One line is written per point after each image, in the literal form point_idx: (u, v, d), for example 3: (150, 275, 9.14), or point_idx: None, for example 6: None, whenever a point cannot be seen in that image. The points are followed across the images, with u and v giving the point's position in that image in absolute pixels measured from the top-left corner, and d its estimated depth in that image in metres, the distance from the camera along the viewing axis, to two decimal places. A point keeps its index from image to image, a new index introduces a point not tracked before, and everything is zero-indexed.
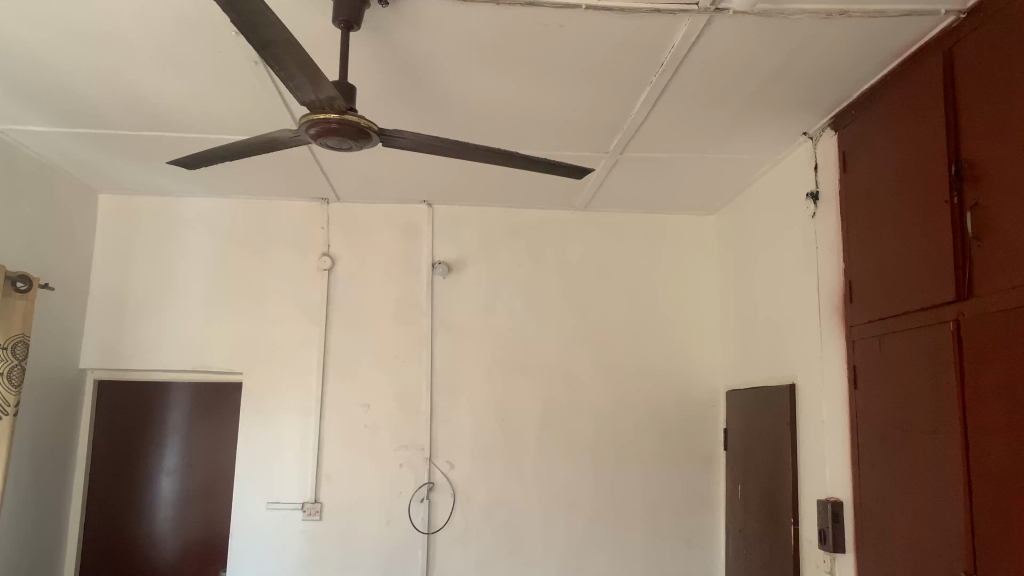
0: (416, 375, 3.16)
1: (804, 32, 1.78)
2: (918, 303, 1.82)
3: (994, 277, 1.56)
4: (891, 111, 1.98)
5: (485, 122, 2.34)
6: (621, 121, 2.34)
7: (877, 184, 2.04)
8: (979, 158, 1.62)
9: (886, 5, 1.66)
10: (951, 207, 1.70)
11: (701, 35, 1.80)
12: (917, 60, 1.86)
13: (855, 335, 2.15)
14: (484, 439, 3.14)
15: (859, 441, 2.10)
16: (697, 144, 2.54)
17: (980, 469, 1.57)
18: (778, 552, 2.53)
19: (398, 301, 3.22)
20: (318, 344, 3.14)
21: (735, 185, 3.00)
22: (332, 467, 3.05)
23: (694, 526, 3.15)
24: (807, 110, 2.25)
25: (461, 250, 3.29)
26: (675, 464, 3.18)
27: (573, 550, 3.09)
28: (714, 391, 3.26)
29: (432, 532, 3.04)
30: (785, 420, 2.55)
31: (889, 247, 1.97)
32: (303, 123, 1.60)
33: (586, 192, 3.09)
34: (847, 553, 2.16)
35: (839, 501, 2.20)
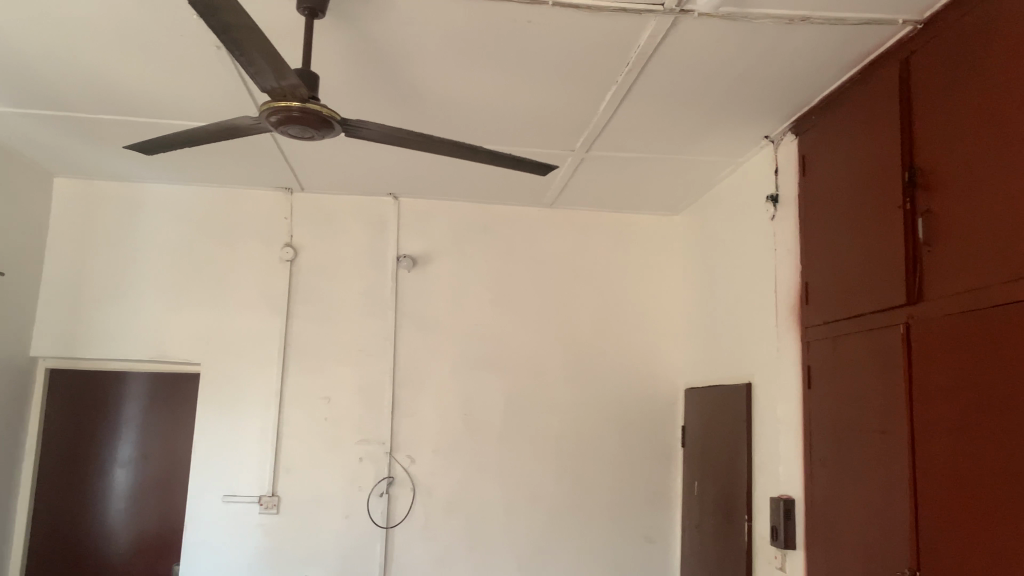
0: (379, 368, 3.15)
1: (766, 36, 1.80)
2: (871, 305, 1.86)
3: (943, 282, 1.60)
4: (850, 117, 2.01)
5: (451, 115, 2.33)
6: (587, 119, 2.35)
7: (835, 188, 2.08)
8: (931, 165, 1.66)
9: (845, 13, 1.69)
10: (904, 212, 1.74)
11: (667, 35, 1.81)
12: (875, 68, 1.90)
13: (809, 336, 2.19)
14: (446, 434, 3.14)
15: (812, 440, 2.14)
16: (663, 145, 2.56)
17: (926, 470, 1.61)
18: (733, 548, 2.57)
19: (363, 294, 3.20)
20: (279, 335, 3.10)
21: (699, 187, 3.03)
22: (291, 459, 3.02)
23: (652, 522, 3.18)
24: (770, 114, 2.29)
25: (427, 243, 3.28)
26: (634, 460, 3.22)
27: (531, 546, 3.10)
28: (674, 389, 3.30)
29: (391, 526, 3.03)
30: (742, 419, 2.59)
31: (845, 251, 2.01)
32: (264, 111, 1.59)
33: (552, 189, 3.09)
34: (797, 549, 2.20)
35: (791, 498, 2.24)
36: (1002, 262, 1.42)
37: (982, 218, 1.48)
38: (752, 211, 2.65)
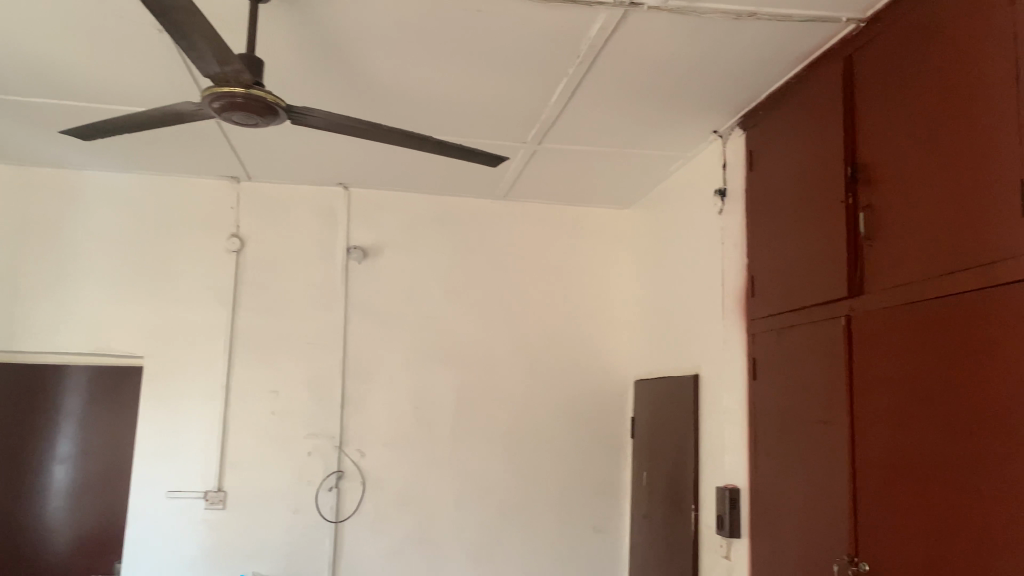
0: (328, 361, 3.10)
1: (715, 31, 1.81)
2: (815, 298, 1.90)
3: (883, 276, 1.64)
4: (796, 113, 2.05)
5: (401, 104, 2.30)
6: (538, 111, 2.34)
7: (780, 183, 2.12)
8: (873, 160, 1.70)
9: (791, 10, 1.71)
10: (847, 207, 1.78)
11: (617, 28, 1.81)
12: (820, 64, 1.93)
13: (755, 328, 2.23)
14: (396, 428, 3.11)
15: (756, 430, 2.18)
16: (614, 138, 2.57)
17: (865, 459, 1.65)
18: (680, 538, 2.61)
19: (312, 286, 3.14)
20: (225, 328, 3.03)
21: (650, 180, 3.06)
22: (238, 454, 2.96)
23: (601, 513, 3.21)
24: (718, 109, 2.31)
25: (378, 234, 3.23)
26: (585, 451, 3.24)
27: (481, 539, 3.10)
28: (624, 381, 3.33)
29: (340, 520, 2.99)
30: (689, 411, 2.62)
31: (789, 244, 2.05)
32: (207, 96, 1.54)
33: (504, 181, 3.08)
34: (741, 538, 2.24)
35: (736, 487, 2.28)
36: (939, 256, 1.45)
37: (920, 214, 1.52)
38: (701, 205, 2.68)
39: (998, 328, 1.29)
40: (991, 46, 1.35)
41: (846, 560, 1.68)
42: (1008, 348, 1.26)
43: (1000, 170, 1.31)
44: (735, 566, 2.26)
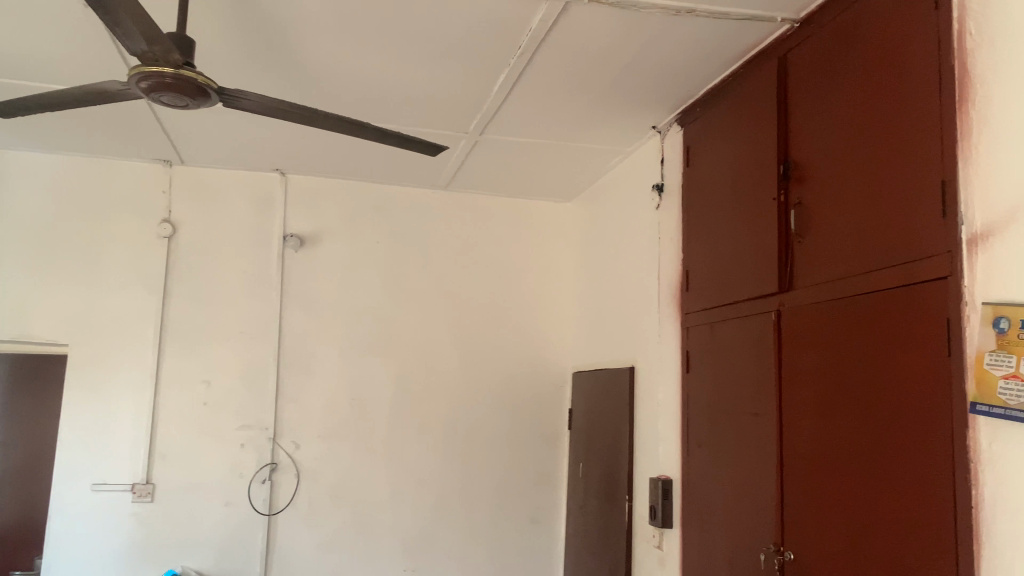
0: (263, 350, 3.03)
1: (654, 26, 1.83)
2: (747, 292, 1.94)
3: (812, 271, 1.68)
4: (731, 111, 2.08)
5: (340, 90, 2.26)
6: (480, 101, 2.33)
7: (716, 179, 2.16)
8: (805, 158, 1.74)
9: (728, 8, 1.74)
10: (779, 204, 1.82)
11: (558, 20, 1.81)
12: (756, 63, 1.97)
13: (689, 322, 2.27)
14: (333, 419, 3.07)
15: (689, 422, 2.22)
16: (555, 130, 2.57)
17: (792, 450, 1.70)
18: (614, 528, 2.64)
19: (247, 274, 3.07)
20: (155, 316, 2.94)
21: (590, 174, 3.08)
22: (168, 445, 2.88)
23: (538, 503, 3.23)
24: (657, 104, 2.34)
25: (316, 222, 3.17)
26: (522, 443, 3.25)
27: (418, 530, 3.09)
28: (562, 372, 3.35)
29: (274, 513, 2.94)
30: (625, 403, 2.66)
31: (723, 239, 2.09)
32: (133, 75, 1.48)
33: (445, 172, 3.06)
34: (673, 528, 2.28)
35: (669, 478, 2.32)
36: (865, 253, 1.49)
37: (848, 212, 1.56)
38: (640, 200, 2.71)
39: (919, 323, 1.33)
40: (916, 50, 1.39)
41: (773, 548, 1.73)
42: (927, 343, 1.31)
43: (923, 171, 1.35)
44: (666, 555, 2.30)
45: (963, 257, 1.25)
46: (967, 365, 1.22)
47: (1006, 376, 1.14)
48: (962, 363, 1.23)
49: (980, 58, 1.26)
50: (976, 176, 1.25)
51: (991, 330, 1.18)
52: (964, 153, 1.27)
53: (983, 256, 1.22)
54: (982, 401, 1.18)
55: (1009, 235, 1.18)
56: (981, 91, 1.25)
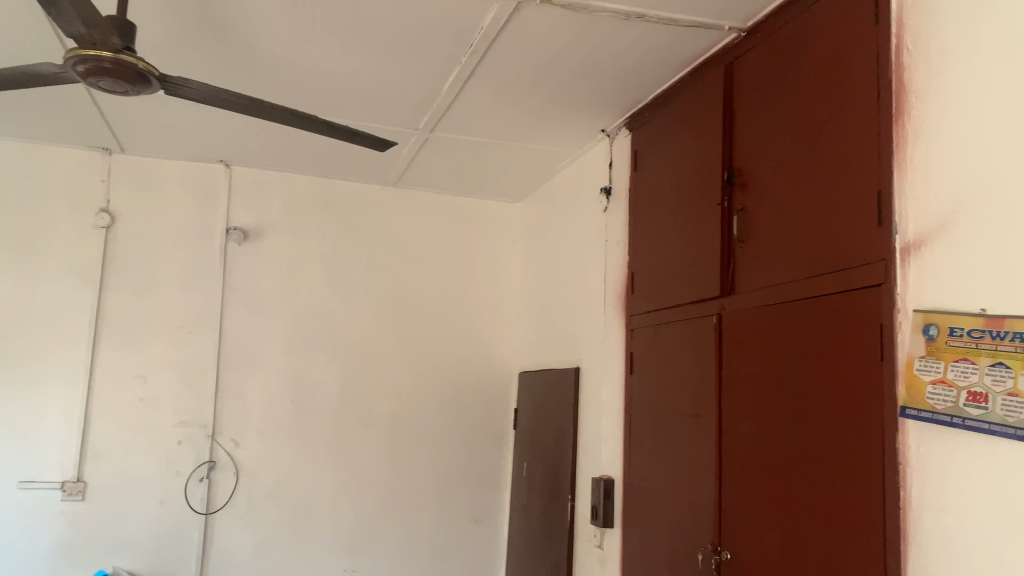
0: (203, 346, 2.96)
1: (606, 30, 1.84)
2: (690, 295, 1.97)
3: (752, 276, 1.72)
4: (679, 117, 2.11)
5: (289, 81, 2.22)
6: (430, 99, 2.32)
7: (661, 183, 2.19)
8: (748, 166, 1.77)
9: (678, 14, 1.76)
10: (722, 210, 1.85)
11: (511, 20, 1.81)
12: (703, 70, 2.00)
13: (633, 324, 2.29)
14: (274, 416, 3.01)
15: (631, 423, 2.24)
16: (506, 130, 2.57)
17: (730, 451, 1.73)
18: (557, 528, 2.66)
19: (188, 267, 2.99)
20: (90, 308, 2.84)
21: (540, 176, 3.09)
22: (101, 441, 2.79)
23: (481, 504, 3.23)
24: (608, 108, 2.36)
25: (261, 215, 3.11)
26: (466, 442, 3.25)
27: (359, 530, 3.06)
28: (508, 372, 3.36)
29: (211, 512, 2.87)
30: (570, 403, 2.67)
31: (668, 243, 2.12)
32: (69, 59, 1.43)
33: (395, 169, 3.04)
34: (614, 527, 2.30)
35: (611, 478, 2.34)
36: (804, 259, 1.53)
37: (789, 217, 1.60)
38: (588, 202, 2.73)
39: (854, 329, 1.37)
40: (857, 62, 1.43)
41: (710, 548, 1.76)
42: (861, 348, 1.34)
43: (860, 181, 1.39)
44: (607, 555, 2.32)
45: (896, 265, 1.29)
46: (898, 371, 1.26)
47: (934, 381, 1.19)
48: (893, 368, 1.27)
49: (917, 73, 1.30)
50: (909, 186, 1.29)
51: (921, 336, 1.23)
52: (899, 165, 1.31)
53: (915, 264, 1.27)
54: (911, 404, 1.23)
55: (939, 245, 1.23)
56: (917, 105, 1.29)
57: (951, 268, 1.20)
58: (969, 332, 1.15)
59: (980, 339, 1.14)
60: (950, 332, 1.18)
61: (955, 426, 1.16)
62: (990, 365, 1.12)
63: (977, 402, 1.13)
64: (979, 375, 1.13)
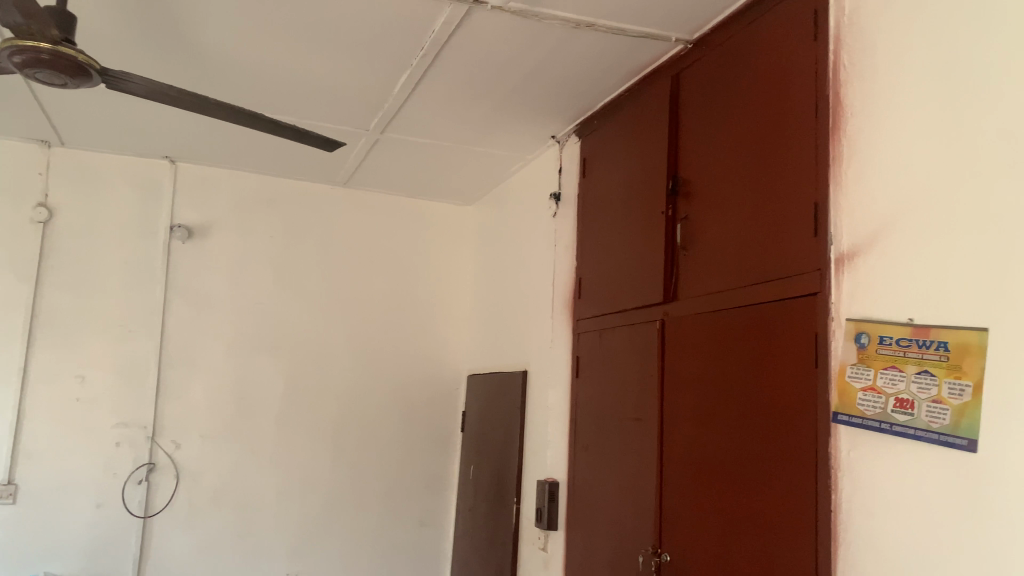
0: (144, 345, 2.89)
1: (556, 37, 1.86)
2: (635, 301, 2.00)
3: (695, 283, 1.75)
4: (627, 125, 2.14)
5: (236, 79, 2.18)
6: (381, 100, 2.31)
7: (609, 190, 2.22)
8: (693, 175, 1.81)
9: (626, 24, 1.79)
10: (666, 218, 1.89)
11: (462, 24, 1.81)
12: (651, 80, 2.03)
13: (580, 328, 2.32)
14: (216, 417, 2.96)
15: (576, 427, 2.26)
16: (458, 133, 2.57)
17: (671, 454, 1.76)
18: (502, 531, 2.67)
19: (130, 265, 2.92)
20: (24, 305, 2.75)
21: (490, 180, 3.10)
22: (34, 443, 2.70)
23: (427, 506, 3.23)
24: (558, 114, 2.38)
25: (206, 213, 3.06)
26: (413, 444, 3.24)
27: (302, 533, 3.02)
28: (457, 375, 3.36)
29: (150, 515, 2.81)
30: (517, 406, 2.69)
31: (615, 249, 2.14)
32: (5, 49, 1.38)
33: (345, 169, 3.02)
34: (558, 529, 2.32)
35: (556, 480, 2.36)
36: (744, 268, 1.57)
37: (730, 227, 1.63)
38: (538, 206, 2.75)
39: (790, 336, 1.41)
40: (797, 77, 1.47)
41: (651, 551, 1.78)
42: (797, 355, 1.38)
43: (798, 193, 1.43)
44: (550, 557, 2.34)
45: (831, 275, 1.34)
46: (832, 377, 1.30)
47: (865, 388, 1.24)
48: (827, 375, 1.31)
49: (853, 90, 1.35)
50: (844, 199, 1.34)
51: (853, 344, 1.27)
52: (835, 178, 1.36)
53: (849, 275, 1.31)
54: (843, 410, 1.27)
55: (871, 257, 1.27)
56: (852, 120, 1.34)
57: (882, 279, 1.25)
58: (898, 341, 1.20)
59: (908, 347, 1.18)
60: (880, 340, 1.23)
61: (883, 432, 1.20)
62: (917, 373, 1.16)
63: (904, 408, 1.18)
64: (906, 382, 1.18)
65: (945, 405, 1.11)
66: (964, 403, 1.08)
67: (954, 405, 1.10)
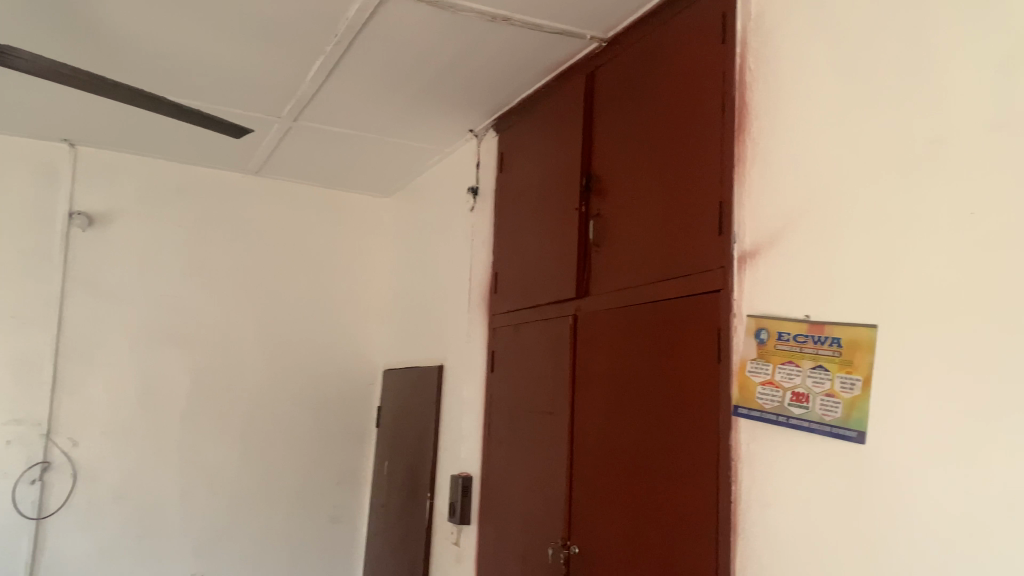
0: (38, 338, 2.73)
1: (472, 30, 1.85)
2: (548, 296, 2.01)
3: (607, 278, 1.77)
4: (543, 121, 2.15)
5: (139, 59, 2.08)
6: (294, 88, 2.25)
7: (526, 185, 2.22)
8: (605, 172, 1.83)
9: (541, 20, 1.80)
10: (579, 214, 1.90)
11: (377, 12, 1.78)
12: (567, 77, 2.05)
13: (495, 323, 2.32)
14: (118, 414, 2.83)
15: (490, 421, 2.26)
16: (375, 124, 2.53)
17: (581, 448, 1.78)
18: (415, 526, 2.65)
19: (24, 253, 2.75)
20: None
21: (408, 172, 3.07)
22: None
23: (340, 502, 3.18)
24: (476, 108, 2.37)
25: (108, 199, 2.92)
26: (327, 440, 3.18)
27: (210, 533, 2.93)
28: (373, 369, 3.32)
29: (44, 517, 2.67)
30: (432, 401, 2.67)
31: (530, 244, 2.15)
32: None
33: (257, 157, 2.93)
34: (470, 524, 2.32)
35: (469, 475, 2.36)
36: (653, 265, 1.60)
37: (640, 224, 1.66)
38: (455, 200, 2.74)
39: (696, 332, 1.44)
40: (705, 78, 1.50)
41: (560, 543, 1.80)
42: (701, 350, 1.41)
43: (705, 192, 1.46)
44: (463, 552, 2.34)
45: (734, 273, 1.37)
46: (732, 372, 1.34)
47: (764, 382, 1.28)
48: (728, 369, 1.35)
49: (757, 93, 1.39)
50: (747, 199, 1.38)
51: (753, 340, 1.31)
52: (739, 177, 1.40)
53: (751, 273, 1.35)
54: (743, 404, 1.31)
55: (771, 256, 1.31)
56: (756, 123, 1.38)
57: (781, 277, 1.29)
58: (795, 337, 1.24)
59: (804, 344, 1.22)
60: (779, 336, 1.27)
61: (780, 424, 1.24)
62: (812, 368, 1.20)
63: (799, 402, 1.22)
64: (802, 377, 1.22)
65: (837, 398, 1.15)
66: (854, 397, 1.13)
67: (844, 398, 1.14)
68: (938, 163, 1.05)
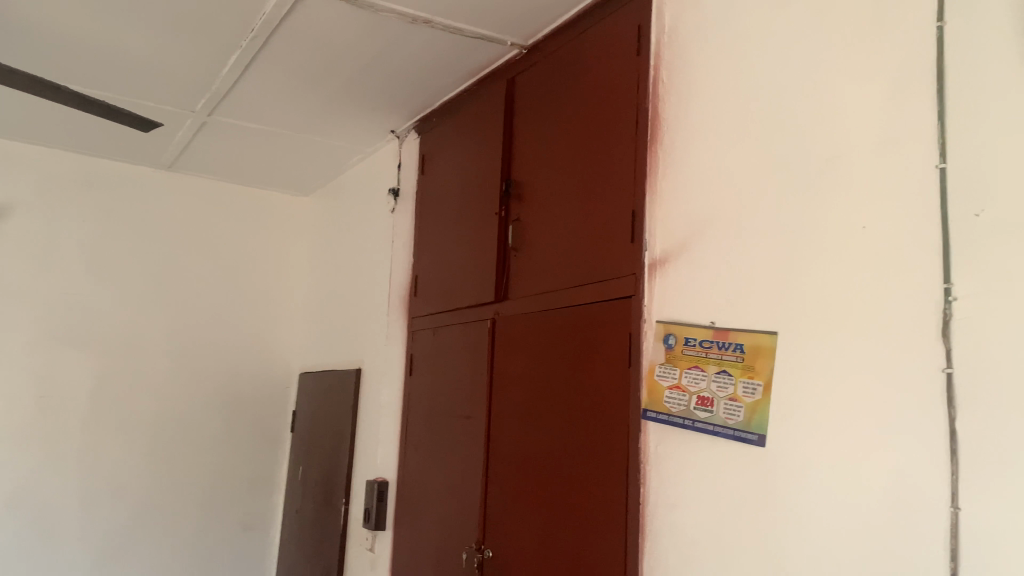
0: None
1: (392, 31, 1.84)
2: (467, 300, 2.01)
3: (524, 282, 1.78)
4: (465, 125, 2.15)
5: (41, 46, 1.98)
6: (209, 82, 2.19)
7: (447, 188, 2.22)
8: (525, 177, 1.84)
9: (462, 24, 1.80)
10: (499, 219, 1.91)
11: (294, 8, 1.75)
12: (488, 81, 2.06)
13: (414, 325, 2.31)
14: (14, 417, 2.69)
15: (408, 425, 2.25)
16: (293, 122, 2.48)
17: (496, 451, 1.78)
18: (329, 532, 2.61)
19: None
20: None
21: (329, 172, 3.02)
22: None
23: (252, 508, 3.10)
24: (397, 109, 2.36)
25: (8, 192, 2.77)
26: (240, 444, 3.10)
27: (113, 542, 2.81)
28: (289, 371, 3.25)
29: None
30: (349, 404, 2.64)
31: (450, 247, 2.15)
32: None
33: (170, 152, 2.84)
34: (386, 529, 2.30)
35: (385, 479, 2.33)
36: (569, 270, 1.61)
37: (558, 229, 1.68)
38: (376, 202, 2.71)
39: (609, 335, 1.47)
40: (621, 87, 1.53)
41: (474, 547, 1.80)
42: (614, 354, 1.44)
43: (618, 198, 1.49)
44: (377, 558, 2.31)
45: (645, 279, 1.40)
46: (642, 375, 1.37)
47: (671, 386, 1.31)
48: (638, 373, 1.38)
49: (670, 104, 1.42)
50: (659, 208, 1.41)
51: (662, 345, 1.34)
52: (652, 186, 1.43)
53: (661, 279, 1.38)
54: (652, 408, 1.34)
55: (680, 263, 1.35)
56: (669, 133, 1.41)
57: (689, 284, 1.32)
58: (700, 342, 1.27)
59: (709, 349, 1.26)
60: (685, 341, 1.30)
61: (686, 427, 1.27)
62: (716, 372, 1.24)
63: (704, 406, 1.25)
64: (706, 381, 1.25)
65: (739, 402, 1.19)
66: (756, 401, 1.17)
67: (747, 402, 1.18)
68: (833, 177, 1.10)
